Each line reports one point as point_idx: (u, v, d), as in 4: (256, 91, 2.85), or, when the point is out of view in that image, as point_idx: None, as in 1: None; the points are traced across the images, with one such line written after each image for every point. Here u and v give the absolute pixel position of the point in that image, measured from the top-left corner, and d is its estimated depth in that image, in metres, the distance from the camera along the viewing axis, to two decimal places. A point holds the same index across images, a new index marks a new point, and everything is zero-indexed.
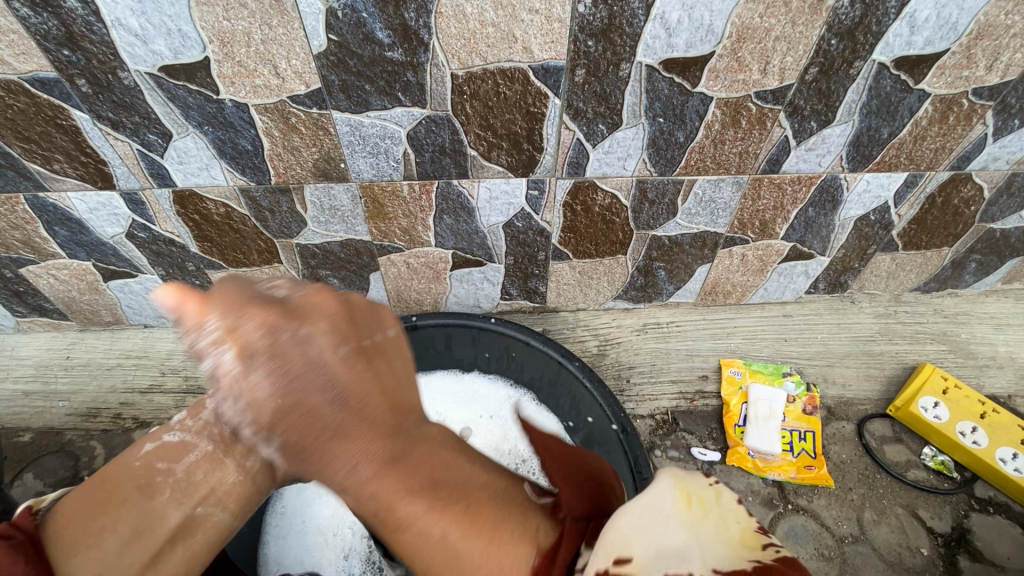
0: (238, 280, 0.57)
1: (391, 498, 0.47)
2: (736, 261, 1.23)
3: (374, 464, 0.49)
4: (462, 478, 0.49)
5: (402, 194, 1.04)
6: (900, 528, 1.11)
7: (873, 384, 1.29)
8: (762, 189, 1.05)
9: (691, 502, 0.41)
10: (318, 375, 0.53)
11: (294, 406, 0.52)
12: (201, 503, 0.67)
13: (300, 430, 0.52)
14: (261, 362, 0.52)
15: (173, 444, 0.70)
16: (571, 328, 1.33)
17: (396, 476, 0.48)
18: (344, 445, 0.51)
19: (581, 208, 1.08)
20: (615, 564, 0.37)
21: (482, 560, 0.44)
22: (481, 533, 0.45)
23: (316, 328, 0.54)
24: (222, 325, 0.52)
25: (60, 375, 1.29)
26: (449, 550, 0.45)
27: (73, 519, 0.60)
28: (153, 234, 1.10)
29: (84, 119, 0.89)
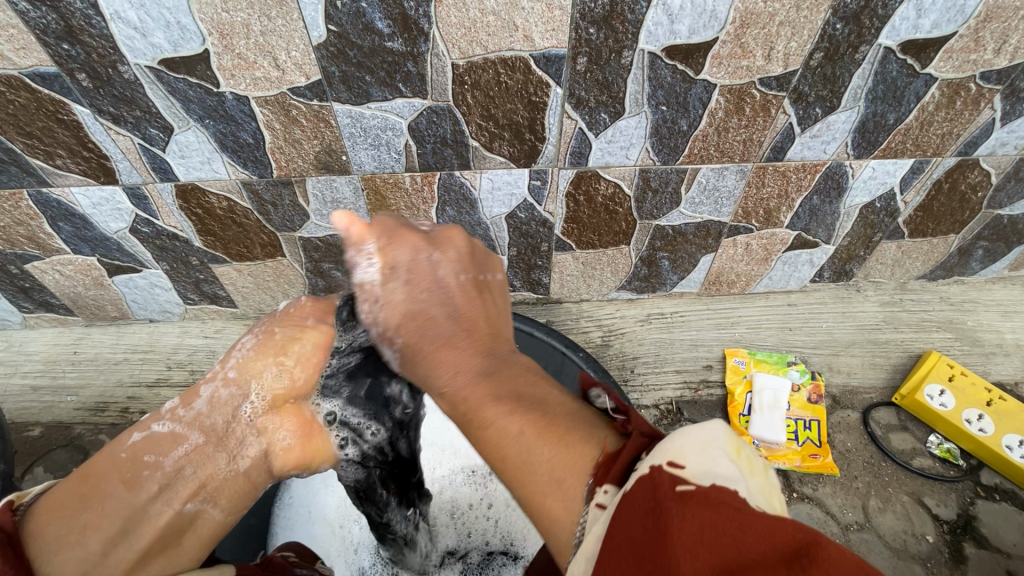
0: (397, 217, 0.65)
1: (479, 402, 0.49)
2: (741, 250, 1.22)
3: (472, 372, 0.51)
4: (544, 395, 0.49)
5: (404, 186, 1.04)
6: (905, 516, 1.11)
7: (878, 372, 1.28)
8: (767, 177, 1.04)
9: (741, 455, 0.40)
10: (433, 294, 0.57)
11: (415, 317, 0.57)
12: (191, 499, 0.66)
13: (418, 335, 0.56)
14: (400, 274, 0.59)
15: (161, 435, 0.68)
16: (575, 319, 1.33)
17: (489, 384, 0.50)
18: (448, 354, 0.53)
19: (584, 198, 1.07)
20: (668, 466, 0.37)
21: (551, 457, 0.43)
22: (553, 435, 0.45)
23: (446, 256, 0.59)
24: (378, 248, 0.60)
25: (67, 370, 1.30)
26: (522, 449, 0.45)
27: (53, 516, 0.59)
28: (156, 229, 1.10)
29: (85, 114, 0.89)
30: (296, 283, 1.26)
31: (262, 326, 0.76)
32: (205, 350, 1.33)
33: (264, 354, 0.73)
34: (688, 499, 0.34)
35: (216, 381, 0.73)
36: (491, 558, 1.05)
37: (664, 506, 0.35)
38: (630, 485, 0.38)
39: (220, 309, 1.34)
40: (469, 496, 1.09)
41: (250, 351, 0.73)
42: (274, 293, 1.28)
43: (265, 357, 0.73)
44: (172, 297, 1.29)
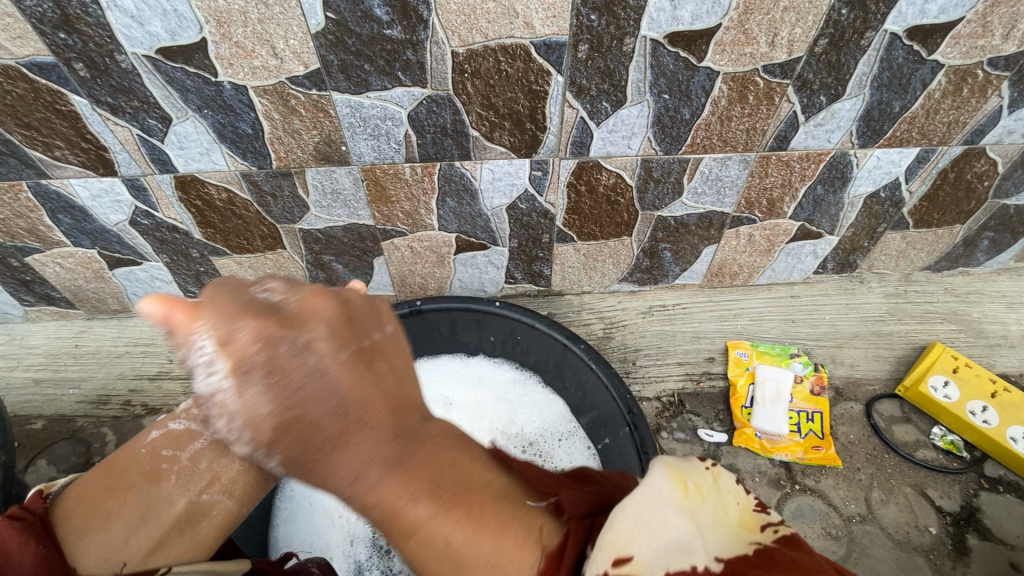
0: (231, 286, 0.55)
1: (395, 504, 0.45)
2: (743, 241, 1.21)
3: (380, 470, 0.47)
4: (467, 477, 0.47)
5: (404, 177, 1.03)
6: (908, 507, 1.11)
7: (882, 364, 1.27)
8: (770, 166, 1.03)
9: (688, 491, 0.41)
10: (314, 380, 0.51)
11: (295, 418, 0.50)
12: (207, 490, 0.65)
13: (304, 442, 0.50)
14: (256, 372, 0.51)
15: (179, 431, 0.68)
16: (576, 311, 1.33)
17: (402, 479, 0.46)
18: (347, 454, 0.49)
19: (585, 189, 1.06)
20: (616, 563, 0.37)
21: (487, 556, 0.42)
22: (487, 527, 0.43)
23: (316, 333, 0.52)
24: (215, 334, 0.51)
25: (69, 363, 1.30)
26: (454, 554, 0.43)
27: (80, 501, 0.59)
28: (156, 221, 1.10)
29: (83, 104, 0.88)
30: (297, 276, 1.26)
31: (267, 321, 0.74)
32: None
33: None
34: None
35: None
36: None
37: None
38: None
39: None
40: None
41: None
42: None
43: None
44: (173, 289, 1.29)
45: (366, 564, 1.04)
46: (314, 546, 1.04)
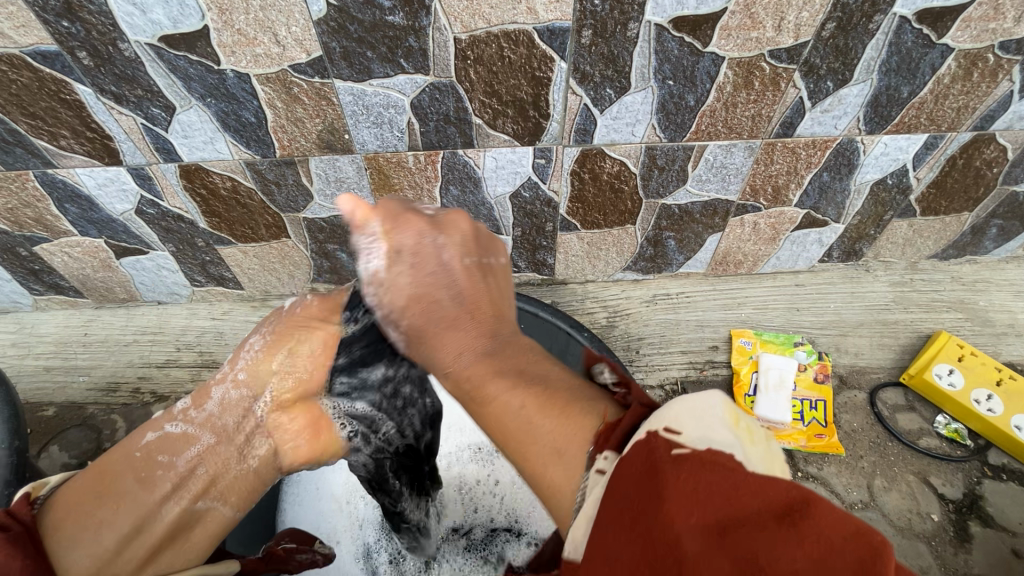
0: (401, 200, 0.64)
1: (483, 379, 0.50)
2: (748, 230, 1.21)
3: (474, 352, 0.52)
4: (545, 373, 0.50)
5: (407, 165, 1.03)
6: (910, 495, 1.11)
7: (886, 353, 1.27)
8: (776, 153, 1.02)
9: (741, 425, 0.39)
10: (433, 279, 0.57)
11: (422, 300, 0.56)
12: (201, 497, 0.66)
13: (426, 318, 0.56)
14: (405, 257, 0.58)
15: (176, 435, 0.68)
16: (579, 300, 1.33)
17: (491, 363, 0.51)
18: (452, 335, 0.54)
19: (589, 177, 1.06)
20: (666, 430, 0.38)
21: (553, 427, 0.44)
22: (554, 408, 0.45)
23: (451, 239, 0.58)
24: (383, 230, 0.59)
25: (79, 351, 1.32)
26: (524, 422, 0.45)
27: (72, 510, 0.59)
28: (162, 210, 1.10)
29: (88, 94, 0.88)
30: (301, 264, 1.26)
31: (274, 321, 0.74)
32: (213, 332, 1.34)
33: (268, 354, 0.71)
34: (683, 464, 0.35)
35: (227, 382, 0.72)
36: (493, 534, 1.07)
37: (655, 468, 0.35)
38: (628, 451, 0.38)
39: (227, 291, 1.34)
40: (474, 474, 1.11)
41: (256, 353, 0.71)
42: (280, 274, 1.29)
43: (270, 354, 0.71)
44: (179, 279, 1.30)
45: (373, 547, 1.06)
46: (321, 530, 1.05)
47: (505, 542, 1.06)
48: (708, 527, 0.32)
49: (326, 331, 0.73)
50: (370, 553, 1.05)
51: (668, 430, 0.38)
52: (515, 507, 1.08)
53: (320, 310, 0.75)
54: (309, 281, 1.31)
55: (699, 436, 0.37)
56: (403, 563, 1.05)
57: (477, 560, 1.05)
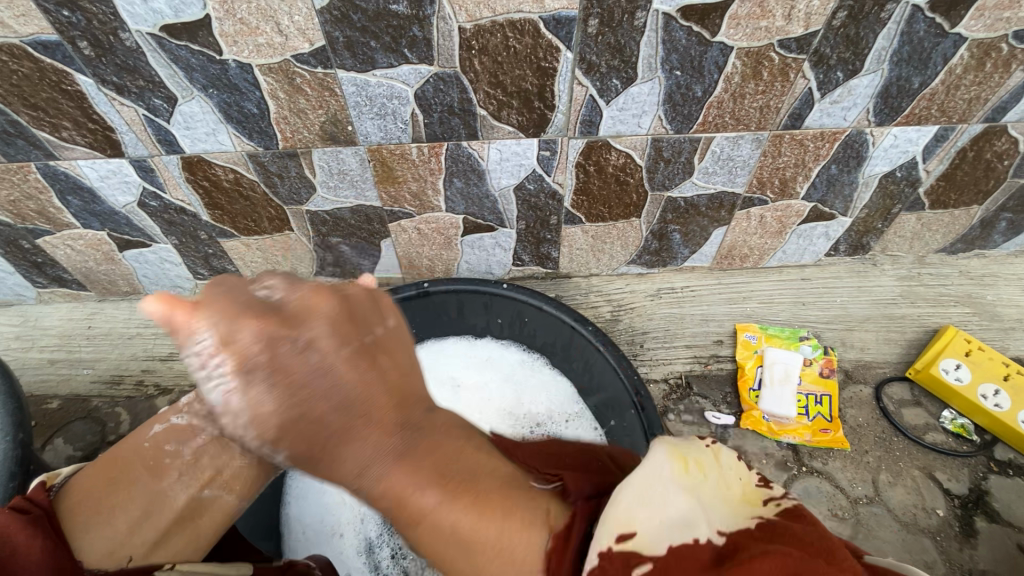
0: (228, 284, 0.57)
1: (403, 493, 0.47)
2: (754, 223, 1.20)
3: (385, 459, 0.49)
4: (469, 465, 0.49)
5: (411, 157, 1.02)
6: (916, 490, 1.11)
7: (893, 348, 1.26)
8: (783, 145, 1.01)
9: (689, 467, 0.44)
10: (312, 397, 0.52)
11: (299, 423, 0.51)
12: (207, 485, 0.73)
13: (308, 437, 0.51)
14: (262, 374, 0.52)
15: (180, 426, 0.74)
16: (583, 294, 1.32)
17: (408, 468, 0.48)
18: (351, 447, 0.50)
19: (594, 169, 1.05)
20: (620, 539, 0.40)
21: (495, 536, 0.44)
22: (490, 512, 0.45)
23: (319, 330, 0.53)
24: (216, 331, 0.52)
25: (83, 344, 1.32)
26: (464, 535, 0.45)
27: (88, 493, 0.65)
28: (164, 203, 1.10)
29: (89, 84, 0.88)
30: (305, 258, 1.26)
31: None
32: None
33: None
34: (642, 574, 0.38)
35: None
36: None
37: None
38: (590, 568, 0.40)
39: None
40: None
41: None
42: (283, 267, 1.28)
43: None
44: (182, 272, 1.29)
45: (375, 540, 1.05)
46: (324, 523, 1.05)
47: None
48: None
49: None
50: (372, 547, 1.04)
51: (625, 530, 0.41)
52: None
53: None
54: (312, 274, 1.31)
55: (650, 522, 0.41)
56: (406, 557, 1.03)
57: None
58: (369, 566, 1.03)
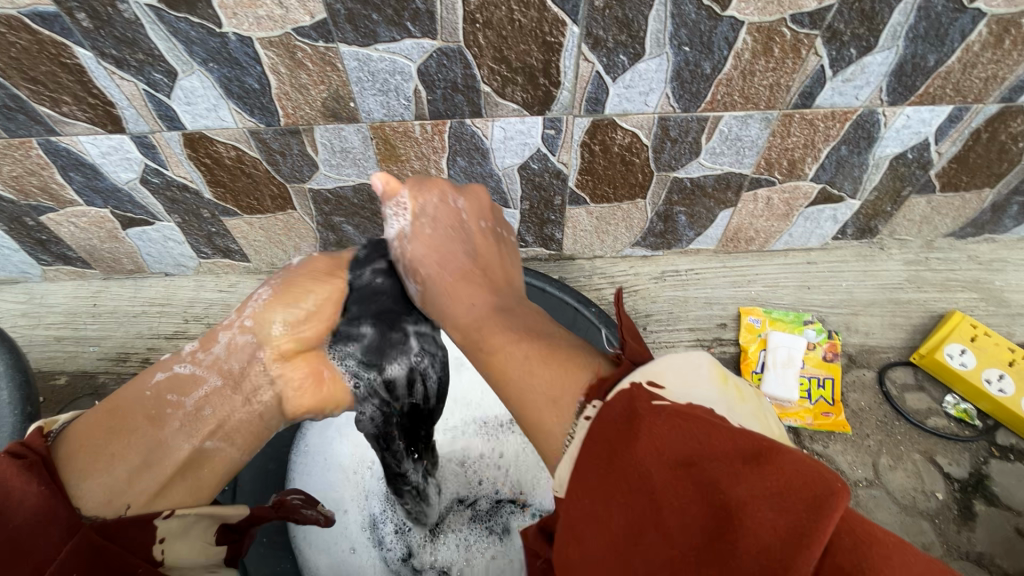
0: (430, 181, 0.79)
1: (491, 331, 0.63)
2: (761, 205, 1.18)
3: (487, 304, 0.68)
4: (551, 332, 0.61)
5: (414, 135, 1.01)
6: (916, 473, 1.11)
7: (897, 333, 1.26)
8: (792, 125, 0.99)
9: (727, 385, 0.52)
10: (452, 267, 0.72)
11: (440, 254, 0.74)
12: (211, 436, 0.69)
13: (439, 269, 0.73)
14: (428, 220, 0.76)
15: (184, 376, 0.69)
16: (587, 276, 1.31)
17: (502, 321, 0.64)
18: (465, 287, 0.70)
19: (599, 148, 1.03)
20: (650, 383, 0.49)
21: (551, 379, 0.54)
22: (555, 362, 0.55)
23: (470, 206, 0.78)
24: (410, 198, 0.77)
25: (88, 322, 1.33)
26: (526, 371, 0.56)
27: (83, 444, 0.62)
28: (167, 180, 1.09)
29: (88, 57, 0.86)
30: (307, 237, 1.25)
31: (275, 282, 0.74)
32: (220, 304, 1.35)
33: (275, 302, 0.72)
34: (662, 410, 0.45)
35: (232, 328, 0.72)
36: (498, 505, 1.10)
37: (640, 412, 0.46)
38: (612, 398, 0.49)
39: (233, 263, 1.34)
40: (479, 447, 1.14)
41: (263, 301, 0.72)
42: (286, 246, 1.28)
43: (278, 305, 0.72)
44: (186, 250, 1.29)
45: (378, 517, 1.08)
46: (328, 498, 1.06)
47: (509, 514, 1.08)
48: (677, 462, 0.42)
49: (332, 285, 0.75)
50: (376, 523, 1.07)
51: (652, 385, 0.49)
52: (521, 479, 1.11)
53: (323, 269, 0.76)
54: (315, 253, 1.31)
55: (680, 391, 0.48)
56: (408, 532, 1.07)
57: (481, 530, 1.08)
58: (373, 541, 1.06)
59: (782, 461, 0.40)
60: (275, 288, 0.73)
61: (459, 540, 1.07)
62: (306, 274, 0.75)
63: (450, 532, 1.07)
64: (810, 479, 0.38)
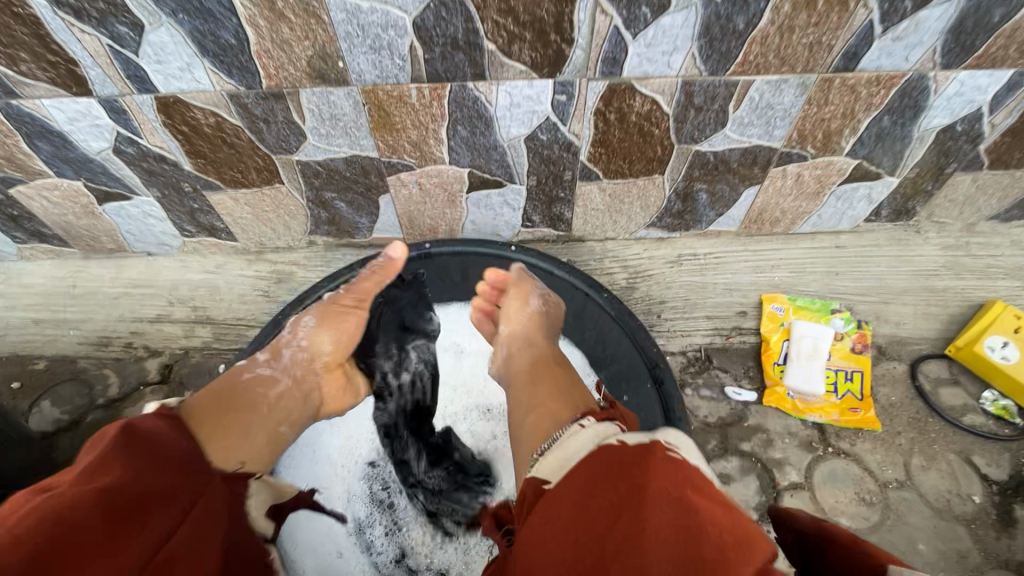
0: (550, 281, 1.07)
1: (545, 371, 0.85)
2: (791, 182, 1.08)
3: (553, 355, 0.90)
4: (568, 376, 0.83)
5: (410, 101, 0.91)
6: (951, 475, 1.03)
7: (932, 323, 1.17)
8: (832, 91, 0.89)
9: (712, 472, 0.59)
10: (531, 323, 0.96)
11: (537, 314, 0.98)
12: (280, 423, 0.83)
13: (532, 324, 0.96)
14: (543, 290, 1.01)
15: (264, 375, 0.85)
16: (597, 259, 1.22)
17: (553, 368, 0.85)
18: (542, 339, 0.94)
19: (615, 117, 0.94)
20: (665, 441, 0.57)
21: (559, 403, 0.75)
22: (563, 392, 0.78)
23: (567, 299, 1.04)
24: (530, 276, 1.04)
25: (68, 304, 1.26)
26: (555, 396, 0.77)
27: (207, 416, 0.73)
28: (141, 150, 1.00)
29: (42, 7, 0.77)
30: (297, 215, 1.17)
31: (315, 310, 0.96)
32: (206, 286, 1.27)
33: (321, 330, 0.94)
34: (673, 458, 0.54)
35: (294, 347, 0.91)
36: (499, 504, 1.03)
37: (655, 452, 0.54)
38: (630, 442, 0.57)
39: (220, 243, 1.25)
40: (482, 435, 1.09)
41: (312, 328, 0.93)
42: (275, 225, 1.20)
43: (325, 330, 0.94)
44: (168, 228, 1.20)
45: (365, 520, 1.01)
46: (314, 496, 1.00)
47: None
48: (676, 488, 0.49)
49: (357, 314, 0.98)
50: (364, 527, 1.01)
51: (617, 425, 0.65)
52: None
53: (351, 300, 0.98)
54: (306, 233, 1.22)
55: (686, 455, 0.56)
56: (400, 533, 1.01)
57: (482, 529, 1.01)
58: (362, 546, 0.99)
59: (748, 525, 0.48)
60: (318, 315, 0.95)
61: (458, 542, 1.00)
62: (337, 304, 0.97)
63: (447, 532, 1.01)
64: (754, 540, 0.46)
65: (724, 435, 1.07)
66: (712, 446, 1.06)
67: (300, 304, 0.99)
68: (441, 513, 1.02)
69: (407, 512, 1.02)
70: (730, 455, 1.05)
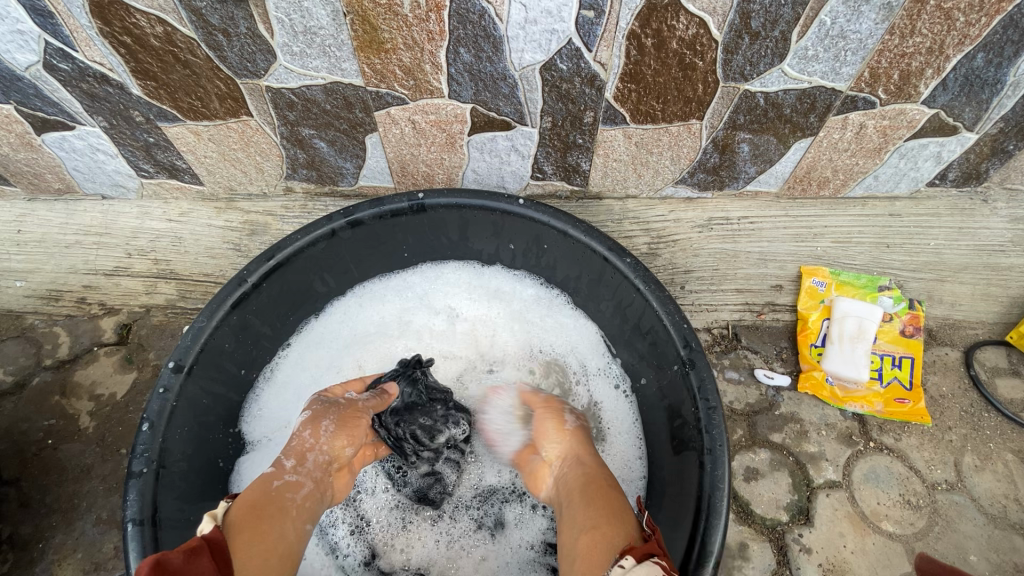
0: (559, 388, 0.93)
1: (597, 496, 0.69)
2: (851, 135, 0.92)
3: (600, 473, 0.73)
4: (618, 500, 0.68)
5: (401, 12, 0.74)
6: (1008, 477, 0.91)
7: (991, 306, 1.03)
8: (922, 17, 0.72)
9: None
10: (578, 433, 0.82)
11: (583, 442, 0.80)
12: (307, 519, 0.70)
13: (577, 448, 0.79)
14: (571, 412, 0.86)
15: (289, 481, 0.71)
16: (616, 220, 1.07)
17: (606, 496, 0.69)
18: (590, 461, 0.76)
19: (652, 43, 0.77)
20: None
21: (604, 524, 0.64)
22: (609, 515, 0.65)
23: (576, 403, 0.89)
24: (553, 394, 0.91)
25: (12, 251, 1.10)
26: (591, 525, 0.64)
27: (247, 530, 0.62)
28: (79, 67, 0.83)
29: None
30: (270, 155, 1.01)
31: (336, 412, 0.79)
32: (169, 236, 1.11)
33: (343, 436, 0.78)
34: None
35: (320, 448, 0.75)
36: (485, 496, 0.91)
37: None
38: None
39: (183, 186, 1.09)
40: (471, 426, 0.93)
41: (332, 432, 0.77)
42: (246, 167, 1.03)
43: (343, 438, 0.78)
44: (122, 166, 1.04)
45: (326, 518, 0.89)
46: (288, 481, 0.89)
47: (501, 503, 0.90)
48: None
49: (360, 423, 0.80)
50: (327, 528, 0.89)
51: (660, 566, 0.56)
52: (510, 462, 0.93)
53: (376, 403, 0.83)
54: (282, 177, 1.06)
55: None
56: (368, 529, 0.89)
57: (466, 521, 0.90)
58: (326, 547, 0.88)
59: None
60: (338, 417, 0.78)
61: (439, 535, 0.89)
62: (352, 406, 0.81)
63: (426, 524, 0.90)
64: None
65: (753, 425, 0.94)
66: (739, 437, 0.93)
67: (268, 261, 0.82)
68: (406, 479, 0.91)
69: (374, 504, 0.91)
70: (759, 447, 0.93)
